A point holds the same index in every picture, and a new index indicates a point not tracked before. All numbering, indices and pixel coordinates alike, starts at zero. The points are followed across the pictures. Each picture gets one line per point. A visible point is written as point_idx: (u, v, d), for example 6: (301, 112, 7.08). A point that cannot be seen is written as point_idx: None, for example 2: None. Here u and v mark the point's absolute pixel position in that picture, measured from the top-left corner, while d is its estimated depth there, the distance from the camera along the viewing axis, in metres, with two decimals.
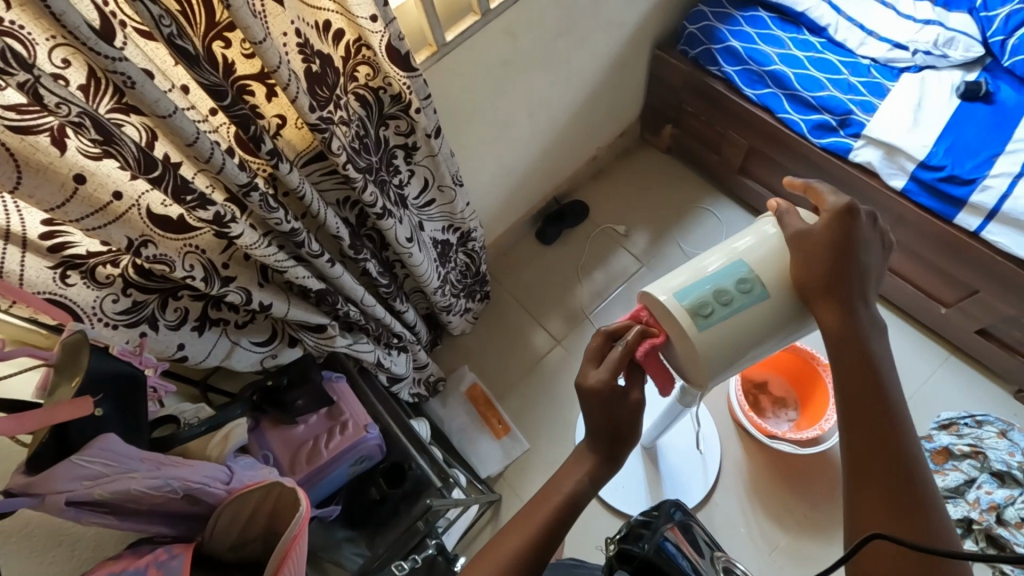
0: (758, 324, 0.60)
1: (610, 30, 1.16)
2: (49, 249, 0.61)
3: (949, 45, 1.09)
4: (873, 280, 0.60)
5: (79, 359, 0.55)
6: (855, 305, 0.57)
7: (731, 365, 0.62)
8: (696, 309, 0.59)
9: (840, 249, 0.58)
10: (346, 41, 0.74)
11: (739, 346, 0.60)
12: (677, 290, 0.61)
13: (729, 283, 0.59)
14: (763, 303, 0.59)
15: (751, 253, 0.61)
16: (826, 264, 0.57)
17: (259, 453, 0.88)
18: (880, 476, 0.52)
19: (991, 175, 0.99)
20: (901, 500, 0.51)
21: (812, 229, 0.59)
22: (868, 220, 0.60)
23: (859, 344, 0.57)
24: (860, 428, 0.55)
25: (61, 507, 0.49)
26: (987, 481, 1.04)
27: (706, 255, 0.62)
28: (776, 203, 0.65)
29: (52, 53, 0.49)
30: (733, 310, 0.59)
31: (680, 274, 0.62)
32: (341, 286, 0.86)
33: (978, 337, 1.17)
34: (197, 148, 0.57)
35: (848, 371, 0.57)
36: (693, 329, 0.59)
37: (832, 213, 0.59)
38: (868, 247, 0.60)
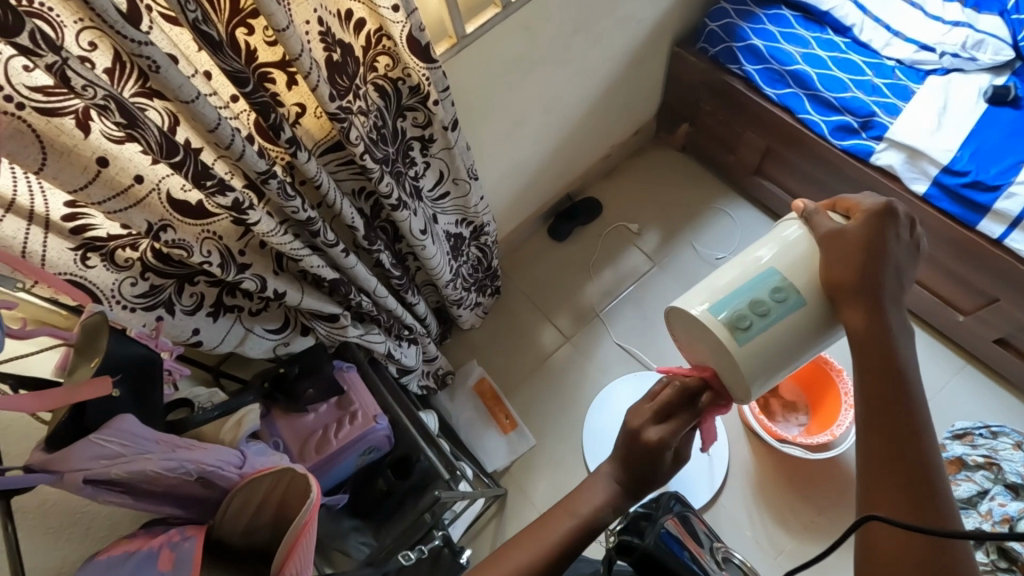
0: (799, 324, 0.59)
1: (631, 25, 1.15)
2: (71, 231, 0.62)
3: (978, 48, 1.07)
4: (903, 282, 0.58)
5: (98, 341, 0.55)
6: (884, 304, 0.56)
7: (776, 373, 0.62)
8: (735, 323, 0.60)
9: (873, 248, 0.57)
10: (367, 31, 0.74)
11: (783, 352, 0.60)
12: (712, 304, 0.62)
13: (764, 293, 0.60)
14: (802, 309, 0.59)
15: (782, 260, 0.61)
16: (856, 262, 0.57)
17: (268, 441, 0.88)
18: (895, 462, 0.50)
19: (1017, 181, 0.97)
20: (916, 487, 0.49)
21: (844, 229, 0.58)
22: (905, 221, 0.59)
23: (881, 329, 0.55)
24: (876, 412, 0.53)
25: (78, 485, 0.50)
26: (1000, 493, 1.03)
27: (736, 265, 0.63)
28: (802, 203, 0.64)
29: (79, 36, 0.50)
30: (771, 320, 0.59)
31: (713, 287, 0.63)
32: (354, 276, 0.86)
33: (996, 347, 1.15)
34: (218, 134, 0.57)
35: (868, 354, 0.55)
36: (734, 344, 0.60)
37: (866, 213, 0.58)
38: (902, 248, 0.58)
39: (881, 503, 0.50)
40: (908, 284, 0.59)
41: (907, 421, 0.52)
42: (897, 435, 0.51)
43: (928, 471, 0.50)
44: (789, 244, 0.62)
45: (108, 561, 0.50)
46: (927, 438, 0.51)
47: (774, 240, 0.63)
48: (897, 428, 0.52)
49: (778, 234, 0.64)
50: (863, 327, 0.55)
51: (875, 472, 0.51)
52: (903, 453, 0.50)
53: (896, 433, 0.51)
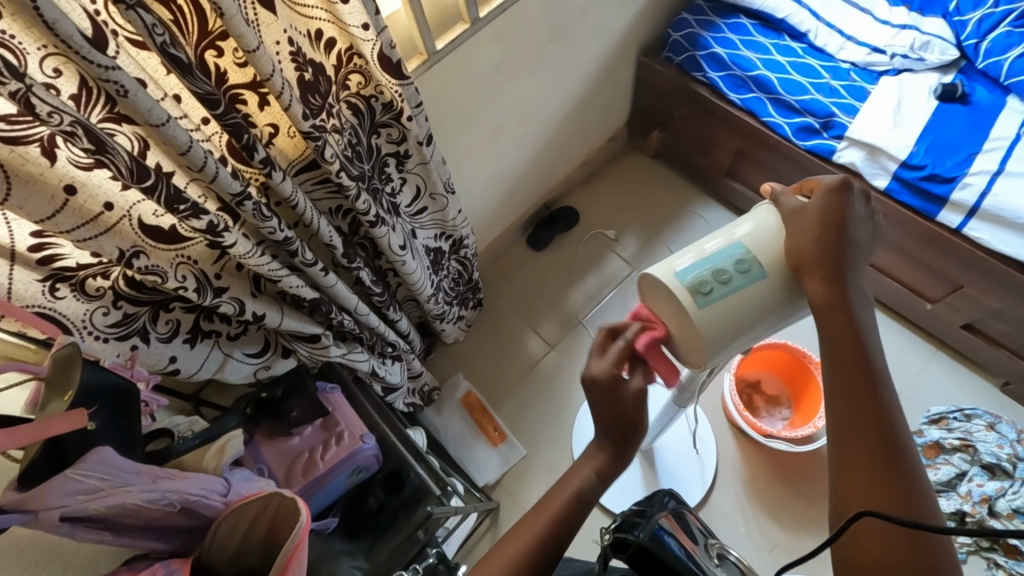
0: (760, 299, 0.59)
1: (597, 38, 1.18)
2: (38, 262, 0.60)
3: (925, 48, 1.13)
4: (864, 255, 0.59)
5: (72, 374, 0.54)
6: (846, 276, 0.56)
7: (735, 343, 0.62)
8: (696, 288, 0.59)
9: (833, 223, 0.57)
10: (338, 50, 0.74)
11: (742, 323, 0.60)
12: (677, 270, 0.61)
13: (727, 263, 0.59)
14: (762, 282, 0.59)
15: (750, 235, 0.60)
16: (816, 237, 0.57)
17: (253, 467, 0.86)
18: (871, 456, 0.51)
19: (970, 173, 1.02)
20: (893, 480, 0.50)
21: (805, 205, 0.59)
22: (863, 196, 0.59)
23: (846, 312, 0.56)
24: (846, 385, 0.54)
25: (55, 523, 0.48)
26: (978, 474, 1.07)
27: (705, 239, 0.62)
28: (771, 186, 0.65)
29: (43, 63, 0.49)
30: (732, 289, 0.59)
31: (684, 254, 0.62)
32: (334, 295, 0.85)
33: (964, 332, 1.19)
34: (190, 157, 0.57)
35: (834, 323, 0.56)
36: (693, 308, 0.59)
37: (824, 189, 0.58)
38: (861, 225, 0.58)
39: (862, 498, 0.50)
40: (867, 258, 0.59)
41: (880, 413, 0.53)
42: (871, 429, 0.52)
43: (904, 462, 0.51)
44: (759, 222, 0.61)
45: None
46: (900, 429, 0.52)
47: (747, 219, 0.62)
48: (870, 422, 0.52)
49: (751, 214, 0.63)
50: (825, 302, 0.56)
51: (853, 467, 0.52)
52: (879, 447, 0.51)
53: (871, 426, 0.52)
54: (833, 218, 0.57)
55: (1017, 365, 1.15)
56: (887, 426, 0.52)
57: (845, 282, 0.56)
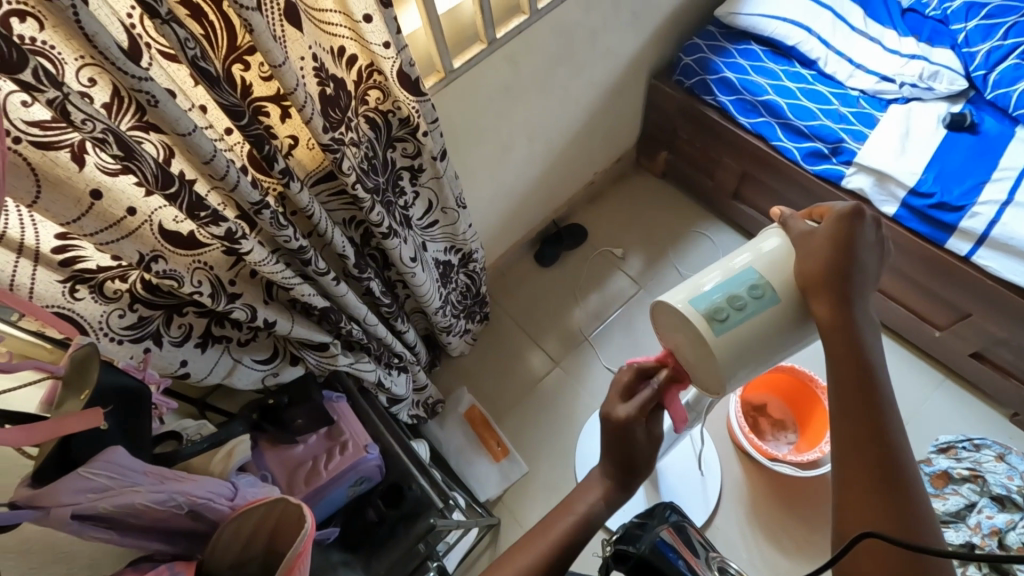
0: (773, 324, 0.60)
1: (609, 60, 1.20)
2: (60, 263, 0.61)
3: (933, 78, 1.14)
4: (872, 279, 0.59)
5: (89, 375, 0.54)
6: (852, 300, 0.56)
7: (752, 368, 0.62)
8: (712, 315, 0.60)
9: (842, 247, 0.57)
10: (358, 66, 0.76)
11: (757, 346, 0.60)
12: (692, 297, 0.62)
13: (741, 289, 0.60)
14: (776, 307, 0.59)
15: (762, 260, 0.61)
16: (824, 260, 0.57)
17: (257, 474, 0.86)
18: (871, 478, 0.51)
19: (979, 202, 1.02)
20: (892, 502, 0.50)
21: (815, 229, 0.59)
22: (874, 221, 0.59)
23: (850, 332, 0.55)
24: (847, 406, 0.55)
25: (65, 521, 0.48)
26: (987, 505, 1.05)
27: (717, 265, 0.63)
28: (781, 211, 0.66)
29: (79, 73, 0.51)
30: (747, 314, 0.59)
31: (698, 280, 0.63)
32: (344, 304, 0.87)
33: (973, 361, 1.18)
34: (213, 166, 0.58)
35: (837, 344, 0.56)
36: (709, 334, 0.60)
37: (835, 213, 0.58)
38: (872, 249, 0.58)
39: (861, 519, 0.50)
40: (874, 280, 0.59)
41: (881, 435, 0.53)
42: (872, 451, 0.52)
43: (905, 485, 0.51)
44: (770, 247, 0.62)
45: None
46: (902, 451, 0.52)
47: (757, 244, 0.63)
48: (871, 442, 0.52)
49: (762, 240, 0.64)
50: (830, 324, 0.56)
51: (853, 489, 0.52)
52: (879, 469, 0.51)
53: (872, 448, 0.52)
54: (844, 241, 0.57)
55: None
56: (888, 448, 0.52)
57: (852, 303, 0.56)
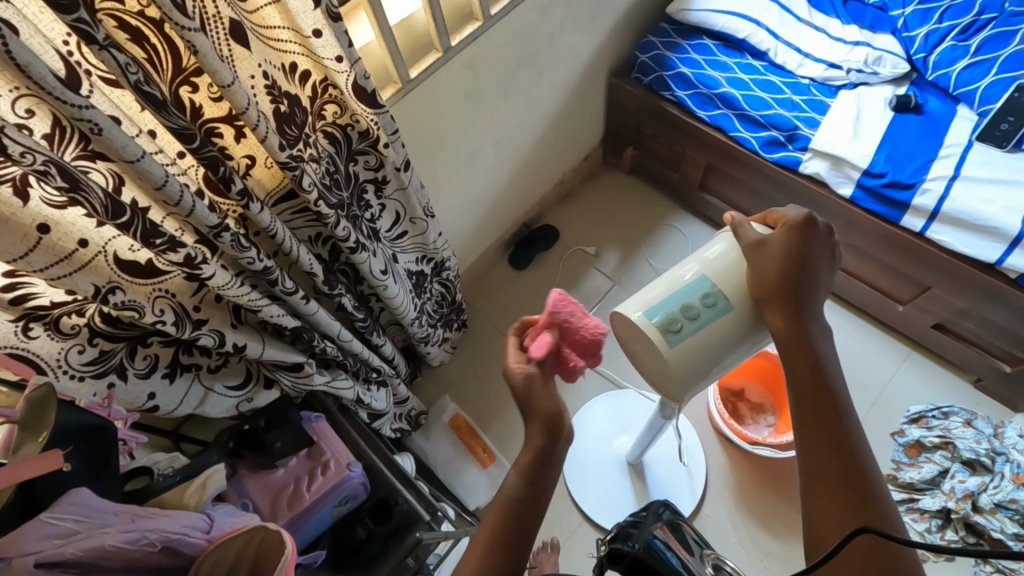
0: (727, 332, 0.61)
1: (567, 61, 1.21)
2: (10, 302, 0.59)
3: (878, 63, 1.19)
4: (824, 287, 0.60)
5: (46, 415, 0.52)
6: (805, 309, 0.58)
7: (708, 374, 0.64)
8: (666, 326, 0.61)
9: (793, 255, 0.58)
10: (313, 82, 0.76)
11: (714, 354, 0.62)
12: (645, 309, 0.62)
13: (694, 299, 0.61)
14: (730, 315, 0.61)
15: (711, 269, 0.62)
16: (777, 271, 0.58)
17: (237, 502, 0.84)
18: (833, 474, 0.52)
19: (929, 179, 1.06)
20: (856, 497, 0.51)
21: (768, 240, 0.60)
22: (826, 228, 0.61)
23: (804, 343, 0.57)
24: (809, 409, 0.56)
25: (29, 570, 0.46)
26: (959, 470, 1.09)
27: (668, 275, 0.64)
28: (731, 216, 0.66)
29: (15, 103, 0.49)
30: (701, 324, 0.60)
31: (654, 290, 0.64)
32: (316, 322, 0.85)
33: (936, 332, 1.23)
34: (166, 191, 0.57)
35: (792, 354, 0.57)
36: (665, 346, 0.61)
37: (788, 224, 0.60)
38: (827, 257, 0.60)
39: (829, 518, 0.51)
40: (827, 288, 0.61)
41: (839, 432, 0.54)
42: (835, 451, 0.53)
43: (867, 480, 0.52)
44: (718, 256, 0.63)
45: None
46: (861, 449, 0.54)
47: (708, 251, 0.65)
48: (831, 441, 0.54)
49: (712, 248, 0.65)
50: (784, 333, 0.58)
51: (817, 486, 0.53)
52: (841, 466, 0.53)
53: (832, 449, 0.53)
54: (794, 255, 0.58)
55: (989, 362, 1.19)
56: (847, 445, 0.54)
57: (805, 315, 0.58)
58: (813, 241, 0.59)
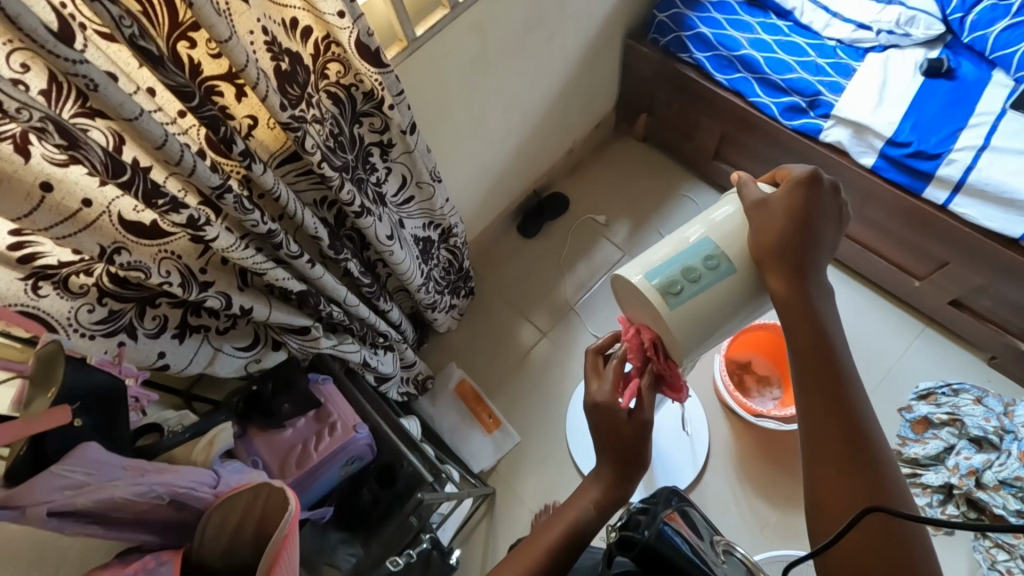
0: (729, 294, 0.59)
1: (581, 19, 1.16)
2: (19, 261, 0.60)
3: (910, 24, 1.12)
4: (830, 249, 0.58)
5: (55, 370, 0.53)
6: (806, 269, 0.56)
7: (709, 339, 0.62)
8: (666, 288, 0.59)
9: (799, 211, 0.56)
10: (315, 38, 0.73)
11: (714, 318, 0.60)
12: (646, 271, 0.61)
13: (696, 261, 0.59)
14: (732, 277, 0.59)
15: (716, 231, 0.61)
16: (779, 231, 0.57)
17: (247, 460, 0.87)
18: (840, 454, 0.52)
19: (956, 149, 1.02)
20: (862, 476, 0.51)
21: (770, 200, 0.58)
22: (833, 185, 0.58)
23: (805, 307, 0.55)
24: (811, 376, 0.54)
25: (43, 519, 0.49)
26: (965, 447, 1.09)
27: (670, 237, 0.63)
28: (738, 176, 0.64)
29: (10, 57, 0.49)
30: (701, 287, 0.59)
31: (655, 253, 0.62)
32: (322, 287, 0.86)
33: (952, 308, 1.20)
34: (166, 151, 0.56)
35: (793, 320, 0.56)
36: (665, 308, 0.59)
37: (793, 181, 0.57)
38: (833, 215, 0.58)
39: (831, 488, 0.51)
40: (832, 253, 0.59)
41: (847, 410, 0.53)
42: (840, 421, 0.53)
43: (872, 450, 0.52)
44: (722, 217, 0.62)
45: None
46: (865, 418, 0.53)
47: (712, 213, 0.63)
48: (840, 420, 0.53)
49: (712, 211, 0.63)
50: (785, 299, 0.56)
51: (822, 467, 0.52)
52: (845, 437, 0.52)
53: (836, 418, 0.53)
54: (796, 214, 0.56)
55: (1004, 340, 1.16)
56: (851, 416, 0.53)
57: (807, 277, 0.56)
58: (816, 197, 0.57)
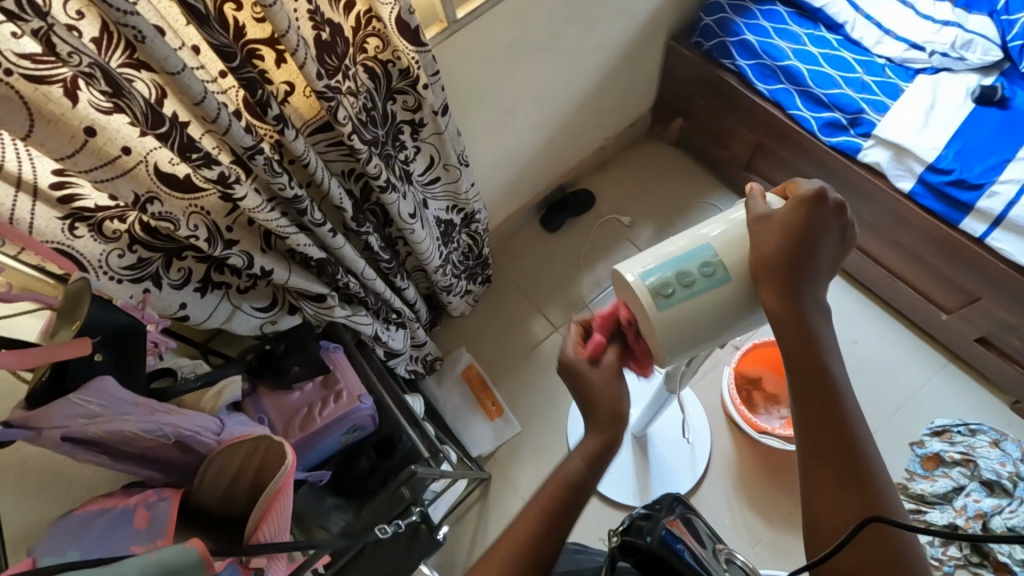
0: (720, 304, 0.58)
1: (625, 16, 1.15)
2: (59, 201, 0.62)
3: (967, 48, 1.08)
4: (827, 267, 0.58)
5: (80, 309, 0.56)
6: (800, 288, 0.55)
7: (692, 346, 0.61)
8: (657, 289, 0.58)
9: (797, 234, 0.55)
10: (357, 12, 0.75)
11: (702, 325, 0.59)
12: (641, 269, 0.59)
13: (692, 266, 0.58)
14: (726, 287, 0.58)
15: (718, 239, 0.60)
16: (776, 246, 0.56)
17: (253, 416, 0.90)
18: (832, 464, 0.51)
19: (1000, 181, 0.98)
20: (856, 487, 0.50)
21: (772, 214, 0.57)
22: (837, 205, 0.57)
23: (800, 321, 0.55)
24: (805, 393, 0.54)
25: (56, 442, 0.52)
26: (975, 490, 1.05)
27: (675, 239, 0.61)
28: (751, 186, 0.62)
29: (66, 5, 0.52)
30: (694, 292, 0.58)
31: (653, 253, 0.61)
32: (341, 257, 0.87)
33: (978, 346, 1.16)
34: (204, 107, 0.58)
35: (786, 336, 0.55)
36: (653, 309, 0.58)
37: (798, 198, 0.56)
38: (835, 235, 0.57)
39: (827, 505, 0.51)
40: (829, 272, 0.58)
41: (841, 419, 0.53)
42: (832, 438, 0.52)
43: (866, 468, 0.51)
44: (725, 226, 0.61)
45: (79, 518, 0.52)
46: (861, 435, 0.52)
47: (715, 221, 0.62)
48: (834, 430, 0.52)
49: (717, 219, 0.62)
50: (779, 314, 0.55)
51: (817, 476, 0.52)
52: (839, 455, 0.51)
53: (831, 435, 0.52)
54: (795, 231, 0.56)
55: None
56: (845, 434, 0.52)
57: (799, 293, 0.55)
58: (818, 217, 0.56)
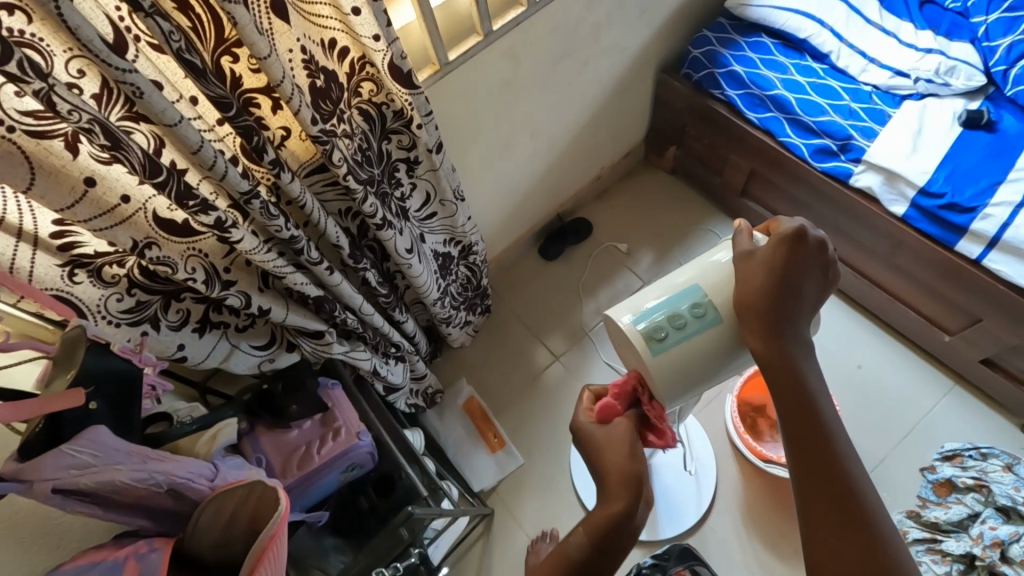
0: (714, 344, 0.59)
1: (615, 52, 1.18)
2: (59, 248, 0.63)
3: (950, 74, 1.10)
4: (812, 303, 0.57)
5: (75, 355, 0.57)
6: (784, 328, 0.55)
7: (693, 386, 0.61)
8: (651, 334, 0.59)
9: (779, 271, 0.55)
10: (351, 58, 0.77)
11: (695, 359, 0.59)
12: (634, 315, 0.61)
13: (683, 307, 0.59)
14: (716, 326, 0.59)
15: (706, 278, 0.61)
16: (759, 286, 0.55)
17: (251, 457, 0.88)
18: (827, 504, 0.54)
19: (991, 204, 0.99)
20: (846, 520, 0.54)
21: (754, 251, 0.57)
22: (817, 242, 0.56)
23: (787, 366, 0.55)
24: (799, 438, 0.55)
25: (47, 494, 0.52)
26: (991, 516, 0.95)
27: (667, 279, 0.63)
28: (738, 222, 0.62)
29: (68, 64, 0.53)
30: (687, 334, 0.59)
31: (645, 298, 0.62)
32: (339, 294, 0.88)
33: (983, 367, 1.15)
34: (201, 156, 0.60)
35: (776, 380, 0.55)
36: (648, 354, 0.59)
37: (777, 235, 0.56)
38: (819, 271, 0.57)
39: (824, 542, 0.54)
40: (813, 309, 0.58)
41: (832, 461, 0.54)
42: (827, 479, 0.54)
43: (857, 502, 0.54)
44: (714, 265, 0.61)
45: (72, 570, 0.52)
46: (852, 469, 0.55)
47: (703, 260, 0.63)
48: (833, 483, 0.54)
49: (705, 258, 0.63)
50: (762, 356, 0.55)
51: (818, 528, 0.54)
52: (833, 493, 0.54)
53: (824, 475, 0.54)
54: (776, 271, 0.55)
55: None
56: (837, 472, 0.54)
57: (784, 335, 0.55)
58: (801, 254, 0.55)
